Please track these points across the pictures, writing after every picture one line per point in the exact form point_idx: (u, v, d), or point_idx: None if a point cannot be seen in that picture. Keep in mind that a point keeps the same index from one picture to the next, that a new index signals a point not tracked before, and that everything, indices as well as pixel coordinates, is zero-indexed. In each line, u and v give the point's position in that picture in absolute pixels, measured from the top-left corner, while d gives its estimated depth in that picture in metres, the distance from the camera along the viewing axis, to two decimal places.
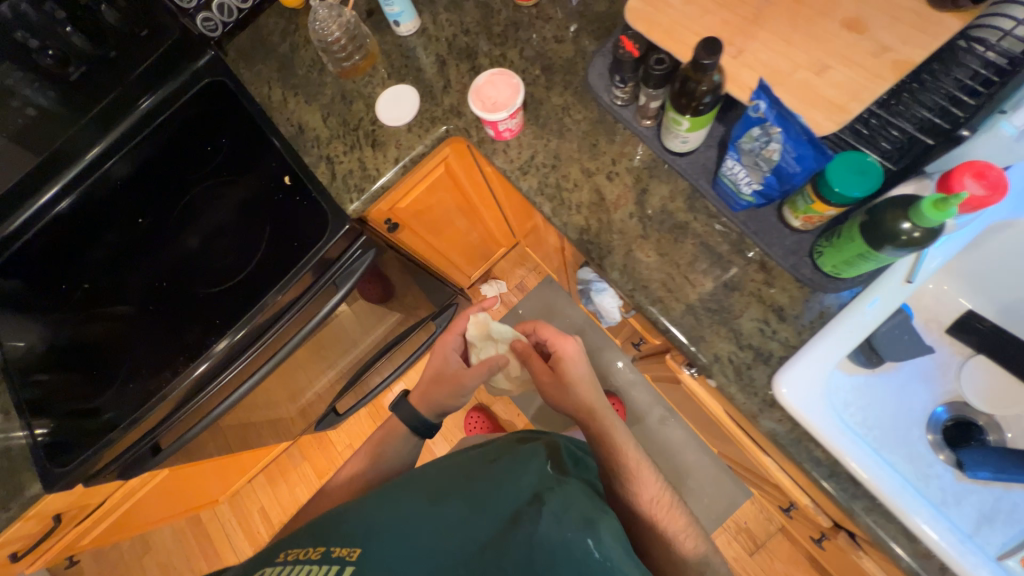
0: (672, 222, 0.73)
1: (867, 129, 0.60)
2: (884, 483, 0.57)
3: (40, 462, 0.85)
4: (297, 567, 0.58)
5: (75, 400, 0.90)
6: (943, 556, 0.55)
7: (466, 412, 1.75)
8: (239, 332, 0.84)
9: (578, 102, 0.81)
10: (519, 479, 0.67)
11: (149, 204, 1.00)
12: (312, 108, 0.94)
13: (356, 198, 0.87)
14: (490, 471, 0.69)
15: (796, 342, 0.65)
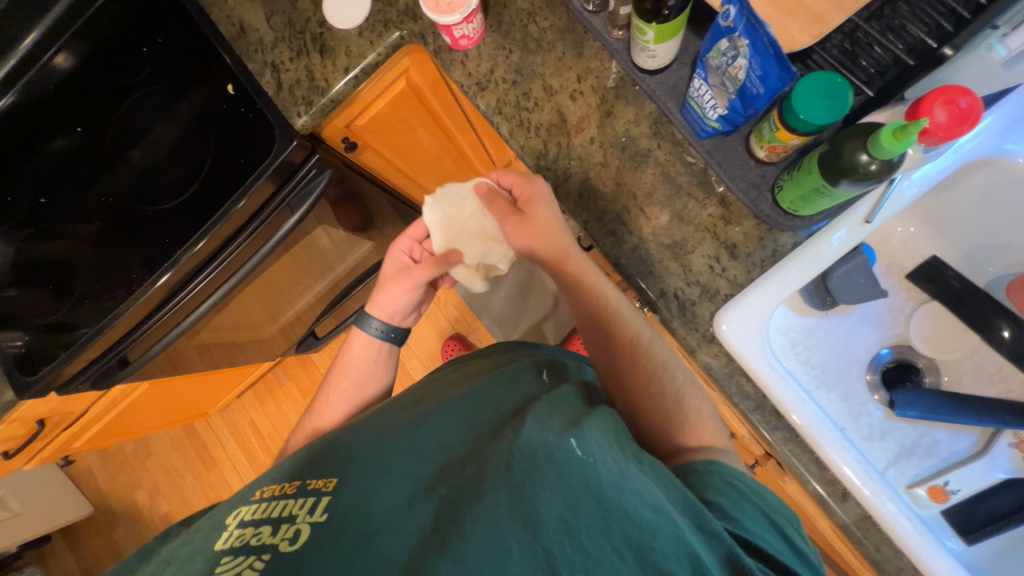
0: (635, 149, 0.68)
1: (852, 46, 0.54)
2: (805, 417, 0.59)
3: (12, 371, 0.88)
4: (273, 503, 0.55)
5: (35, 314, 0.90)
6: (848, 485, 0.58)
7: (444, 340, 1.79)
8: (188, 254, 0.82)
9: (547, 6, 0.72)
10: (506, 398, 0.65)
11: (86, 112, 0.90)
12: (254, 4, 0.84)
13: (303, 111, 0.80)
14: (475, 392, 0.67)
15: (744, 281, 0.64)
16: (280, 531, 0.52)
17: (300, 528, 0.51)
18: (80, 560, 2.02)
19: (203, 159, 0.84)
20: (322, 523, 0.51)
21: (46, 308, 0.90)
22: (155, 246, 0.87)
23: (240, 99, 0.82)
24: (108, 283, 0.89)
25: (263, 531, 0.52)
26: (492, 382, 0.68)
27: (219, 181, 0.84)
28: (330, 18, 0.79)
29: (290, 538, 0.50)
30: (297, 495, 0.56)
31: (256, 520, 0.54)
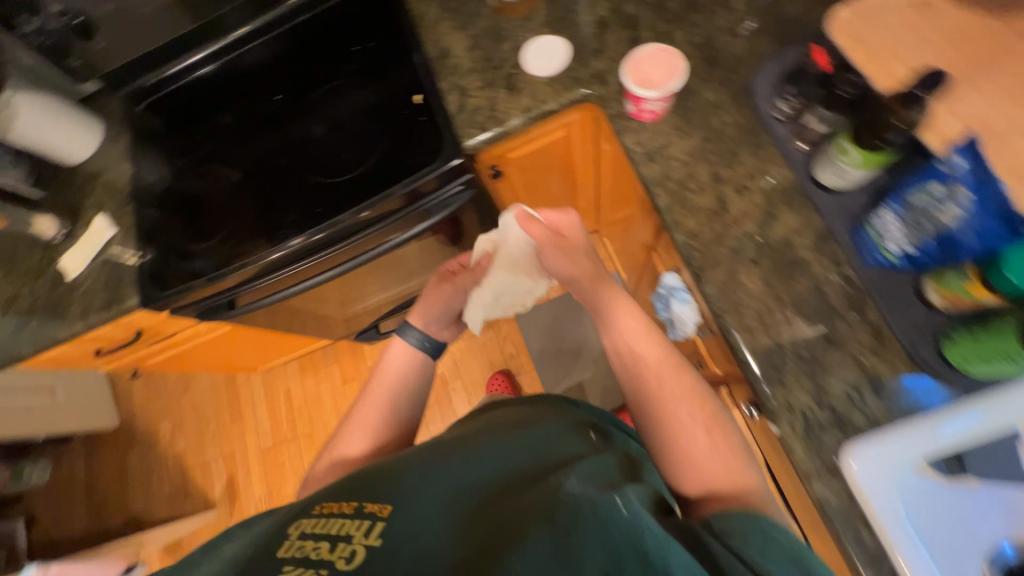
0: (790, 256, 0.68)
1: None
2: None
3: (144, 282, 0.97)
4: (326, 521, 0.53)
5: (175, 238, 1.01)
6: None
7: (492, 371, 1.79)
8: (323, 231, 0.88)
9: (732, 104, 0.77)
10: (547, 448, 0.61)
11: (291, 88, 1.06)
12: (461, 36, 0.94)
13: (476, 134, 0.87)
14: (500, 431, 0.65)
15: (883, 421, 0.60)
16: (336, 547, 0.48)
17: (355, 549, 0.48)
18: (88, 470, 2.08)
19: (371, 151, 0.92)
20: (374, 548, 0.48)
21: (191, 239, 1.00)
22: (300, 213, 0.94)
23: (417, 110, 0.92)
24: (245, 233, 0.97)
25: (320, 545, 0.49)
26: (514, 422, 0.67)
27: (377, 172, 0.90)
28: (526, 65, 0.87)
29: (345, 557, 0.48)
30: (352, 515, 0.53)
31: (315, 536, 0.51)
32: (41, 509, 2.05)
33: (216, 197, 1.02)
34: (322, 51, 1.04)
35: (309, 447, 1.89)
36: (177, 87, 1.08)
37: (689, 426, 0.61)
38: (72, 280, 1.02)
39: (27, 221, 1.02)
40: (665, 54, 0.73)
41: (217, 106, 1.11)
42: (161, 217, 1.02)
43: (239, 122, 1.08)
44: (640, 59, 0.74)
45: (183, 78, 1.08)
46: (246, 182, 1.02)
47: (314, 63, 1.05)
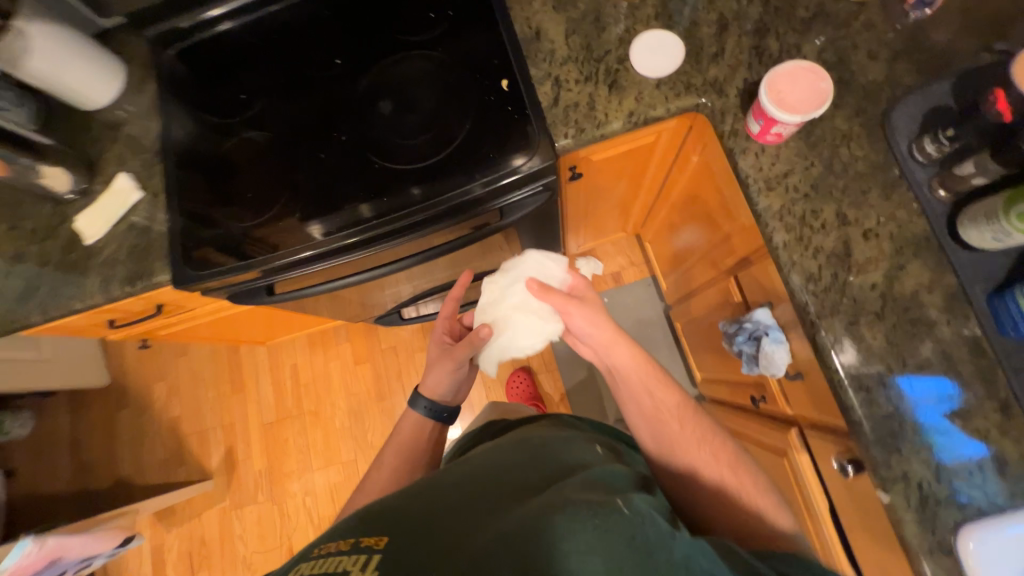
0: (917, 314, 0.63)
1: None
2: None
3: (178, 261, 0.85)
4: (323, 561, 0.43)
5: (203, 207, 0.88)
6: None
7: (512, 367, 1.74)
8: (382, 229, 0.78)
9: (865, 137, 0.70)
10: (552, 458, 0.59)
11: (350, 49, 0.92)
12: (558, 17, 0.83)
13: (571, 134, 0.79)
14: (499, 452, 0.62)
15: (1003, 503, 0.58)
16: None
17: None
18: (74, 428, 1.98)
19: (449, 139, 0.82)
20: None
21: (224, 212, 0.87)
22: (357, 198, 0.83)
23: (503, 98, 0.82)
24: (290, 212, 0.85)
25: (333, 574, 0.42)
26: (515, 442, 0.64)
27: (453, 163, 0.81)
28: (634, 60, 0.78)
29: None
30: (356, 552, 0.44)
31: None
32: (22, 464, 1.95)
33: (254, 165, 0.89)
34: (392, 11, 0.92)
35: (315, 425, 1.83)
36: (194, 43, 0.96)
37: (713, 477, 0.68)
38: (89, 245, 0.91)
39: (34, 171, 0.87)
40: (803, 72, 0.67)
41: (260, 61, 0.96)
42: (189, 179, 0.89)
43: (282, 77, 0.94)
44: (777, 74, 0.67)
45: (201, 31, 0.95)
46: (285, 147, 0.90)
47: (379, 25, 0.92)
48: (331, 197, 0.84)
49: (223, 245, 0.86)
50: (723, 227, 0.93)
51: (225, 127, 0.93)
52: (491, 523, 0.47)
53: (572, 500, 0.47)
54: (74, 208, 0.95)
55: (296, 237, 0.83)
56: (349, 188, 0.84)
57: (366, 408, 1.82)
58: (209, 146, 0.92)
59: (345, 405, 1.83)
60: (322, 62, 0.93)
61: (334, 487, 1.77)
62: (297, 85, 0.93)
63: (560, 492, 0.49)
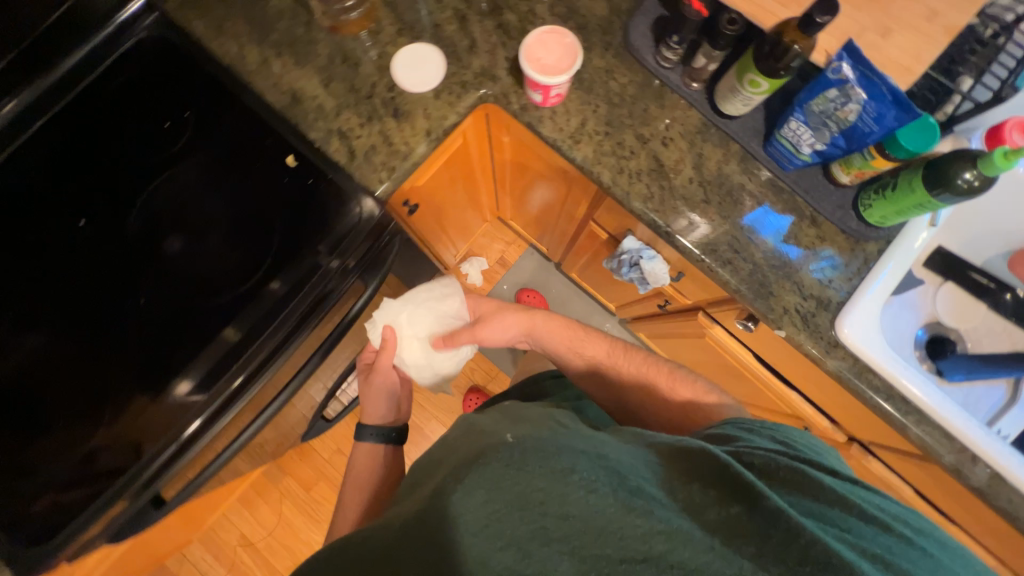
0: (730, 185, 0.75)
1: (926, 91, 0.66)
2: (933, 398, 0.68)
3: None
4: None
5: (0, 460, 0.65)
6: (977, 449, 0.67)
7: (461, 394, 1.71)
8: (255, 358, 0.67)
9: (621, 64, 0.78)
10: (468, 435, 0.58)
11: (93, 201, 0.75)
12: (306, 71, 0.78)
13: (384, 178, 0.75)
14: (430, 464, 0.59)
15: (849, 289, 0.73)
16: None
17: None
18: None
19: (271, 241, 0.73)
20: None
21: (55, 464, 0.66)
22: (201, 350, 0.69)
23: (300, 173, 0.75)
24: (136, 413, 0.67)
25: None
26: (441, 450, 0.61)
27: (291, 261, 0.72)
28: (404, 83, 0.76)
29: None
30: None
31: None
32: None
33: (52, 389, 0.69)
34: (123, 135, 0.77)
35: None
36: None
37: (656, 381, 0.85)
38: None
39: None
40: (558, 38, 0.71)
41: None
42: None
43: (22, 270, 0.72)
44: (534, 47, 0.71)
45: None
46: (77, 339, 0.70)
47: (113, 159, 0.76)
48: (178, 367, 0.69)
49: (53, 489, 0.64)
50: (560, 184, 0.99)
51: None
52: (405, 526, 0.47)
53: (461, 465, 0.49)
54: None
55: (156, 432, 0.66)
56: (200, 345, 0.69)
57: None
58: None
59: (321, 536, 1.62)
60: (64, 231, 0.74)
61: None
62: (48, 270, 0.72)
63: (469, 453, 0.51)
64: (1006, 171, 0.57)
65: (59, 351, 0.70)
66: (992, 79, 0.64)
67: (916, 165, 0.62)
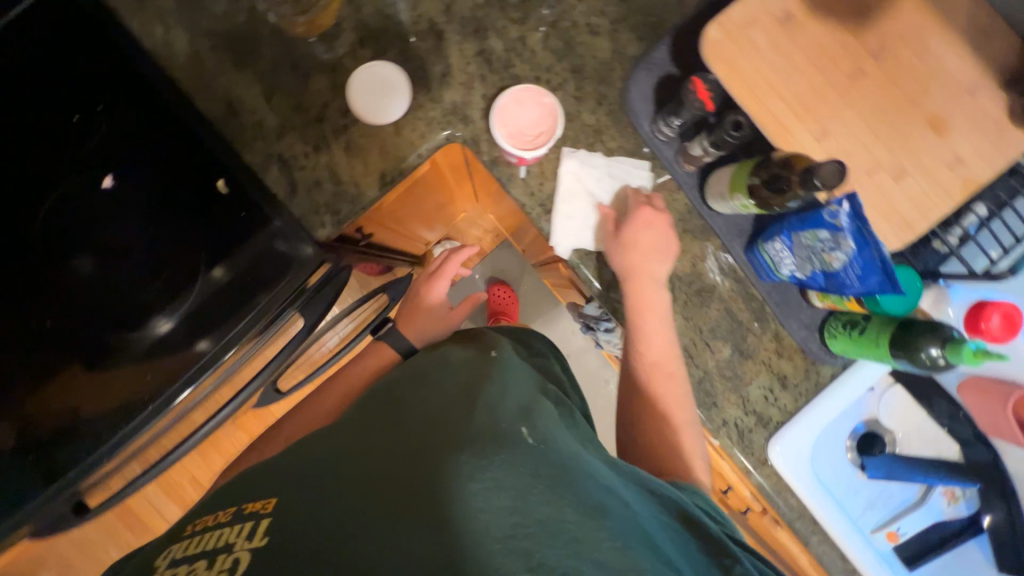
0: (700, 285, 0.70)
1: (915, 245, 0.63)
2: (822, 508, 0.73)
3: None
4: (200, 539, 0.39)
5: None
6: (842, 548, 0.75)
7: None
8: (197, 377, 0.62)
9: (612, 125, 0.69)
10: (448, 384, 0.51)
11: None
12: (246, 77, 0.66)
13: (327, 221, 0.67)
14: (415, 384, 0.52)
15: (792, 408, 0.71)
16: (214, 564, 0.37)
17: (240, 557, 0.37)
18: None
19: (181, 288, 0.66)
20: (260, 555, 0.37)
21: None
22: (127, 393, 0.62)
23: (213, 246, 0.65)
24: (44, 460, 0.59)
25: (195, 567, 0.37)
26: (436, 375, 0.53)
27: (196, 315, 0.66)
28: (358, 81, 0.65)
29: (228, 572, 0.36)
30: (229, 526, 0.40)
31: (189, 556, 0.38)
32: None
33: None
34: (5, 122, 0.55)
35: None
36: None
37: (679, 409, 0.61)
38: None
39: None
40: (551, 116, 0.66)
41: None
42: None
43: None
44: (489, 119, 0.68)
45: None
46: None
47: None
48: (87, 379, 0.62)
49: None
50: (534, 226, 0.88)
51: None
52: (388, 470, 0.41)
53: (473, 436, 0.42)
54: None
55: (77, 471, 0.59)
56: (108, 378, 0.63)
57: None
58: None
59: None
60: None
61: None
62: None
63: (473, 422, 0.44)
64: (968, 366, 0.53)
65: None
66: (981, 255, 0.62)
67: (891, 318, 0.59)
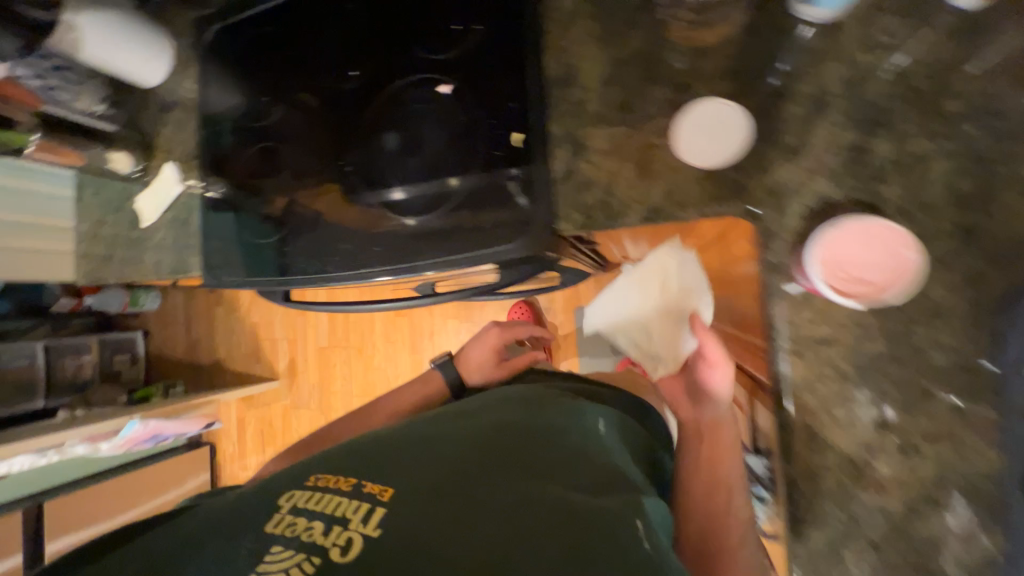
0: (928, 565, 0.51)
1: None
2: None
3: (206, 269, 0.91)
4: (319, 497, 0.48)
5: (244, 208, 0.89)
6: None
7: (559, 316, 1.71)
8: (392, 269, 0.74)
9: (959, 318, 0.51)
10: (553, 450, 0.53)
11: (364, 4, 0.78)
12: (600, 56, 0.65)
13: (579, 220, 0.66)
14: (521, 433, 0.57)
15: None
16: (330, 533, 0.43)
17: (352, 537, 0.43)
18: (160, 337, 2.34)
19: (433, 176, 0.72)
20: (372, 540, 0.42)
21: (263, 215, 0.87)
22: (361, 243, 0.78)
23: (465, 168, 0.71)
24: (302, 252, 0.83)
25: (313, 526, 0.44)
26: (539, 433, 0.56)
27: (428, 209, 0.73)
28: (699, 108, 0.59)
29: (340, 548, 0.42)
30: (346, 497, 0.47)
31: (305, 512, 0.46)
32: (149, 326, 2.34)
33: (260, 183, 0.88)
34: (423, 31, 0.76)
35: (358, 360, 2.03)
36: (253, 45, 0.90)
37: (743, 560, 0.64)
38: (145, 227, 1.01)
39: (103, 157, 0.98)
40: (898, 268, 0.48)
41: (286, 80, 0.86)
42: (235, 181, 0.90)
43: (296, 79, 0.85)
44: (806, 223, 0.56)
45: (261, 29, 0.89)
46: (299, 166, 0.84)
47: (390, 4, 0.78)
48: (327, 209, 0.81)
49: (250, 239, 0.87)
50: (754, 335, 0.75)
51: (246, 135, 0.90)
52: (490, 514, 0.44)
53: (551, 501, 0.45)
54: (136, 185, 1.03)
55: (302, 277, 0.81)
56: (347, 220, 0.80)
57: (400, 355, 1.97)
58: (233, 152, 0.91)
59: (384, 349, 1.99)
60: (325, 61, 0.83)
61: None
62: (311, 80, 0.84)
63: (569, 497, 0.46)
64: None
65: (291, 148, 0.86)
66: None
67: None
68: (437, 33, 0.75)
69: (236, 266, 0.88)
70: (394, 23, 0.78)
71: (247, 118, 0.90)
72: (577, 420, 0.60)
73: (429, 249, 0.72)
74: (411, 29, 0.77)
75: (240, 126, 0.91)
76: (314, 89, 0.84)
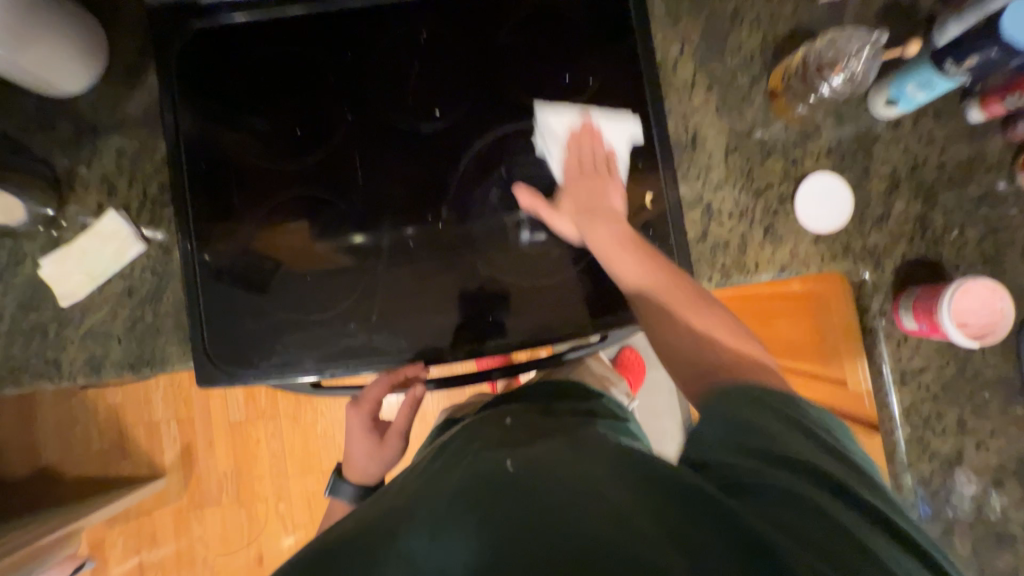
0: (1000, 530, 0.69)
1: None
2: None
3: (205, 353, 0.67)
4: None
5: (254, 268, 0.68)
6: None
7: None
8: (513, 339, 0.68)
9: (1001, 343, 0.69)
10: (451, 461, 0.52)
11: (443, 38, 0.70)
12: (721, 125, 0.71)
13: (714, 278, 0.70)
14: (444, 460, 0.53)
15: None
16: None
17: None
18: None
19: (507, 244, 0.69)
20: None
21: (308, 284, 0.69)
22: (466, 310, 0.69)
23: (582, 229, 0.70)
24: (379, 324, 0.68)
25: None
26: (449, 454, 0.54)
27: (517, 279, 0.69)
28: (808, 182, 0.69)
29: None
30: None
31: None
32: None
33: (293, 236, 0.69)
34: (520, 75, 0.70)
35: (292, 428, 1.63)
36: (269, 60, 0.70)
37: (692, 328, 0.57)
38: (63, 307, 0.66)
39: None
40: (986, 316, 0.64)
41: (325, 109, 0.69)
42: (231, 232, 0.68)
43: (339, 108, 0.70)
44: (896, 276, 0.70)
45: (286, 43, 0.70)
46: (348, 214, 0.69)
47: (471, 37, 0.70)
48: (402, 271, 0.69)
49: (282, 310, 0.68)
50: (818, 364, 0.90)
51: (252, 171, 0.69)
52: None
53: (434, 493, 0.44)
54: (34, 242, 0.67)
55: (382, 354, 0.67)
56: (437, 283, 0.69)
57: None
58: (241, 199, 0.69)
59: (330, 411, 1.65)
60: (384, 91, 0.70)
61: (312, 495, 1.62)
62: (366, 110, 0.70)
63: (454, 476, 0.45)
64: None
65: (332, 194, 0.69)
66: None
67: None
68: (538, 78, 0.70)
69: (263, 347, 0.67)
70: (484, 62, 0.70)
71: (259, 152, 0.69)
72: (486, 428, 0.58)
73: (557, 315, 0.68)
74: (505, 71, 0.70)
75: (249, 161, 0.69)
76: (369, 123, 0.69)
